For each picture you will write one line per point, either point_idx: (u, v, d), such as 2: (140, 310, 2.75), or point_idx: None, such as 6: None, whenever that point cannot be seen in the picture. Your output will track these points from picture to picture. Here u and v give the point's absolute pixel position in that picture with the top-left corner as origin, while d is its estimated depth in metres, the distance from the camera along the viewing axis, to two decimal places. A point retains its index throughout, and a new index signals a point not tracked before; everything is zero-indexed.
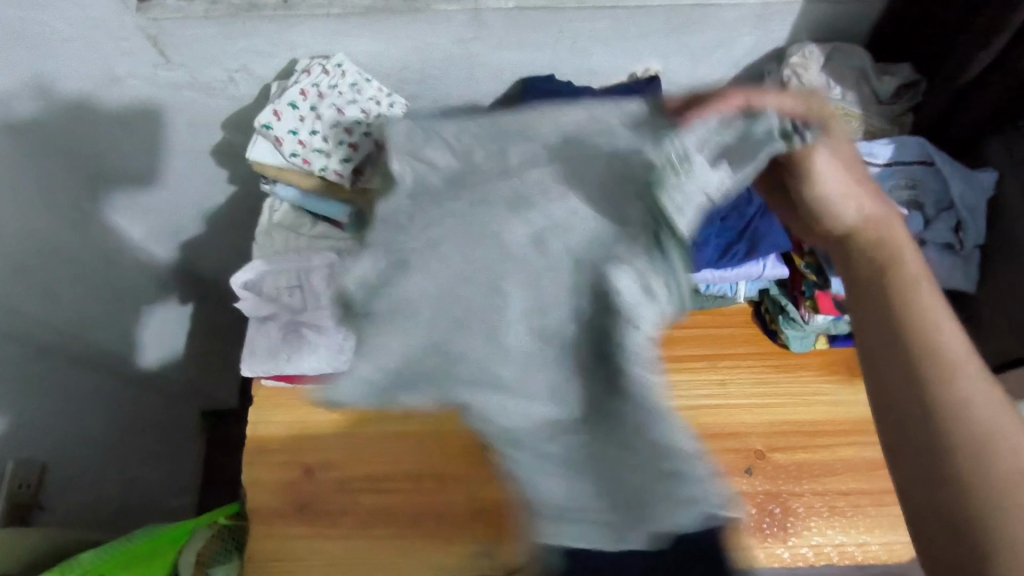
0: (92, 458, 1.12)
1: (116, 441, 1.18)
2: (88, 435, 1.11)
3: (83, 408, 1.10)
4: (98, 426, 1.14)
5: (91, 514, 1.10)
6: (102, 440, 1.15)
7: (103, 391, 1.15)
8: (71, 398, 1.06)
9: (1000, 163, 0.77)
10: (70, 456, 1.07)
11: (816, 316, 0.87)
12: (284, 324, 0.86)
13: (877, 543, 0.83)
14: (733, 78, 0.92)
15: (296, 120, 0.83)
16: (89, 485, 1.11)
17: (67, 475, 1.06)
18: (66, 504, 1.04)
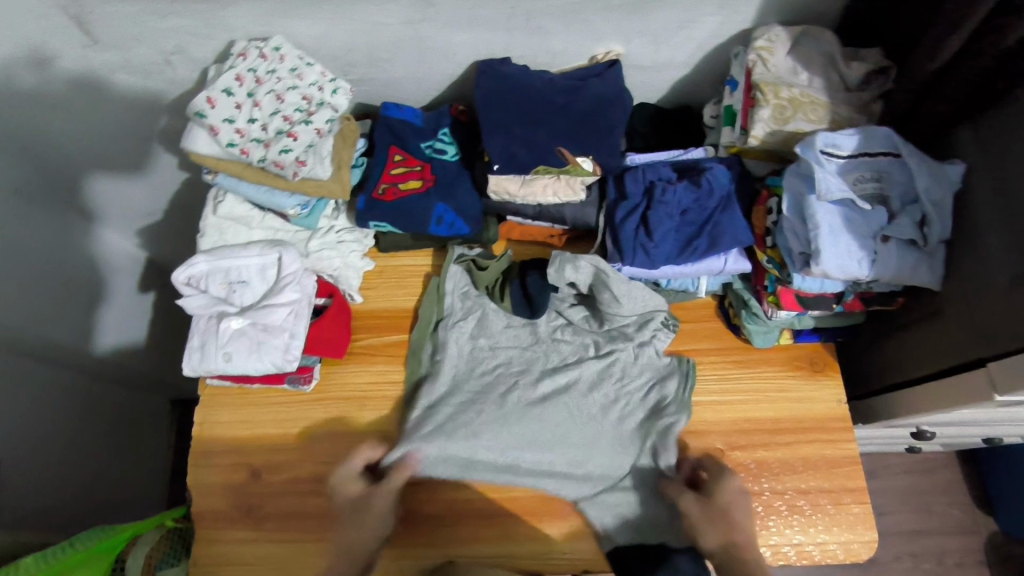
0: (52, 454, 1.09)
1: (76, 434, 1.16)
2: (46, 430, 1.08)
3: (37, 400, 1.07)
4: (56, 419, 1.11)
5: (54, 510, 1.08)
6: (60, 433, 1.12)
7: (60, 385, 1.12)
8: (22, 393, 1.03)
9: (969, 154, 0.74)
10: (27, 453, 1.04)
11: (779, 311, 0.84)
12: (225, 321, 0.81)
13: (836, 543, 0.82)
14: (698, 61, 0.88)
15: (232, 108, 0.77)
16: (51, 482, 1.08)
17: (25, 473, 1.03)
18: (25, 502, 1.02)
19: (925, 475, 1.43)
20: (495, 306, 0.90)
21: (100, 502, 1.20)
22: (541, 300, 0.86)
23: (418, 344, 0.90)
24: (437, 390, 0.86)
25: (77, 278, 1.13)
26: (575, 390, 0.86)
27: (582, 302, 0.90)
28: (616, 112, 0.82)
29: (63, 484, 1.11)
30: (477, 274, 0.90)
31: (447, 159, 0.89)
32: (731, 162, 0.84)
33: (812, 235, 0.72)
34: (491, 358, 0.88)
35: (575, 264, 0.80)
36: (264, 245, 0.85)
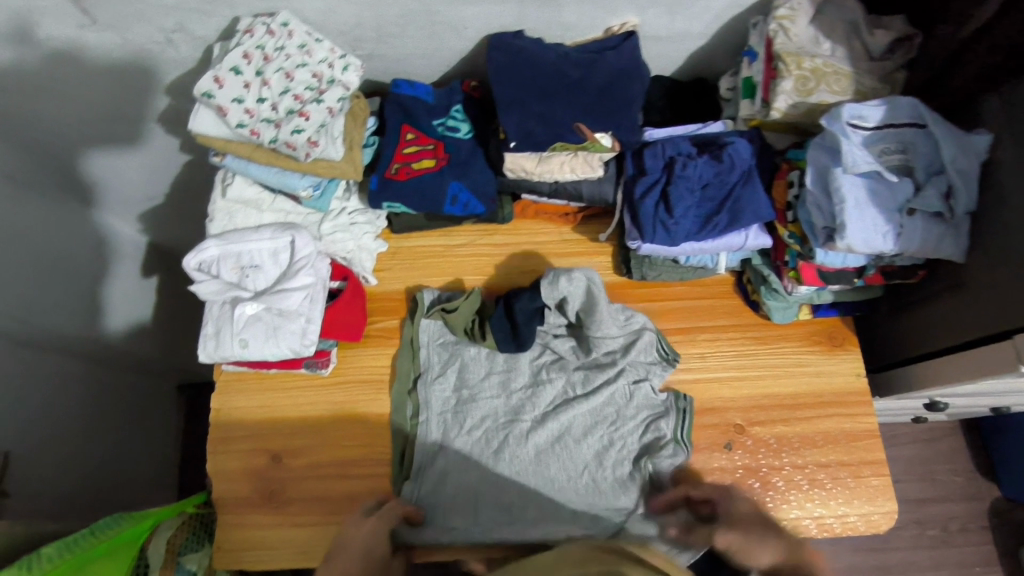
0: (63, 442, 1.08)
1: (85, 421, 1.15)
2: (55, 418, 1.07)
3: (44, 388, 1.05)
4: (64, 407, 1.10)
5: (67, 497, 1.07)
6: (69, 420, 1.11)
7: (66, 372, 1.11)
8: (29, 382, 1.02)
9: (996, 124, 0.72)
10: (37, 442, 1.03)
11: (800, 287, 0.83)
12: (239, 307, 0.80)
13: (855, 515, 0.82)
14: (715, 32, 0.86)
15: (241, 87, 0.74)
16: (62, 469, 1.08)
17: (35, 462, 1.02)
18: (37, 489, 1.01)
19: (930, 444, 1.44)
20: (473, 352, 0.87)
21: (112, 488, 1.19)
22: (528, 330, 0.83)
23: (400, 401, 0.86)
24: (425, 448, 0.83)
25: (77, 265, 1.10)
26: (569, 437, 0.84)
27: (571, 332, 0.89)
28: (634, 87, 0.81)
29: (74, 471, 1.11)
30: (448, 319, 0.86)
31: (460, 137, 0.87)
32: (752, 135, 0.82)
33: (837, 209, 0.71)
34: (476, 409, 0.85)
35: (570, 275, 0.81)
36: (276, 228, 0.83)
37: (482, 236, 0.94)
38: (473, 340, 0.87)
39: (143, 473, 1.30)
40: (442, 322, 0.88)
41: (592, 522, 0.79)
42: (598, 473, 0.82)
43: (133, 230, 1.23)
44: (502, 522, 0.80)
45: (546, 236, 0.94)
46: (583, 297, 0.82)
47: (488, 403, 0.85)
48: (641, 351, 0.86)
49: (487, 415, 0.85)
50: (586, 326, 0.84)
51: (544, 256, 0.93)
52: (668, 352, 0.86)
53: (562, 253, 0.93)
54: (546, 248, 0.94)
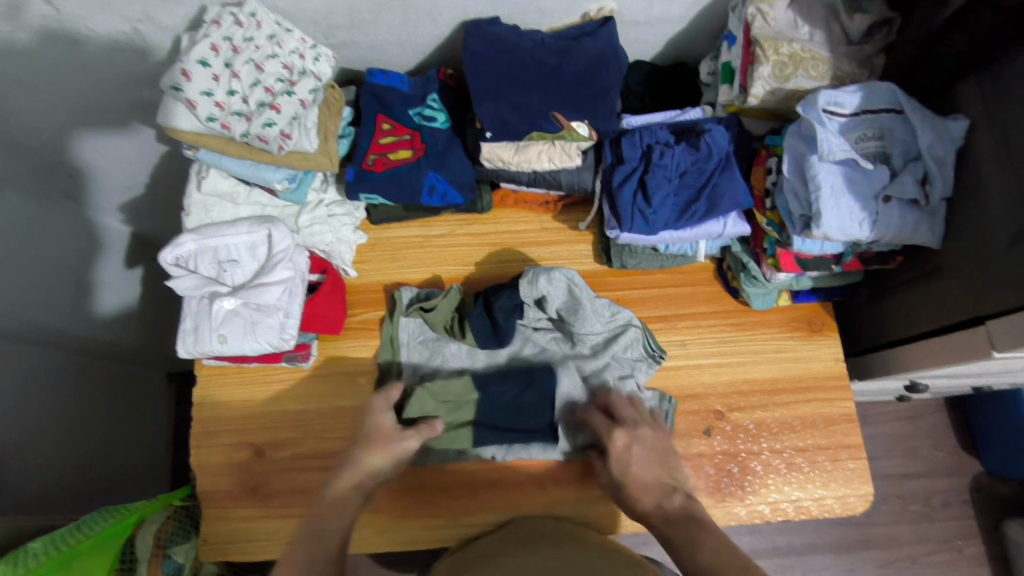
0: (55, 434, 1.09)
1: (77, 412, 1.15)
2: (48, 410, 1.08)
3: (33, 382, 1.05)
4: (54, 399, 1.09)
5: (63, 487, 1.08)
6: (61, 413, 1.11)
7: (56, 365, 1.10)
8: (19, 376, 1.02)
9: (972, 109, 0.72)
10: (30, 436, 1.03)
11: (778, 273, 0.83)
12: (217, 303, 0.80)
13: (832, 497, 0.84)
14: (693, 16, 0.84)
15: (209, 79, 0.72)
16: (57, 462, 1.08)
17: (28, 455, 1.02)
18: (32, 482, 1.02)
19: (913, 421, 1.46)
20: (454, 348, 0.87)
21: (108, 478, 1.20)
22: (508, 326, 0.83)
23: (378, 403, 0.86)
24: None
25: (61, 259, 1.09)
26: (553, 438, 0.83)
27: (554, 325, 0.88)
28: (610, 74, 0.79)
29: (69, 462, 1.11)
30: (428, 317, 0.86)
31: (437, 126, 0.86)
32: (730, 122, 0.82)
33: (813, 196, 0.70)
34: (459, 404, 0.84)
35: (550, 275, 0.81)
36: (253, 222, 0.82)
37: (462, 227, 0.94)
38: (453, 338, 0.87)
39: (138, 462, 1.31)
40: (421, 320, 0.88)
41: (577, 506, 0.83)
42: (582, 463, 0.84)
43: (114, 220, 1.22)
44: (489, 514, 0.82)
45: (526, 225, 0.93)
46: (565, 294, 0.82)
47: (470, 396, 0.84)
48: (625, 347, 0.85)
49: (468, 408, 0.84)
50: (570, 322, 0.85)
51: (524, 245, 0.93)
52: (654, 349, 0.86)
53: (543, 242, 0.93)
54: (526, 237, 0.93)
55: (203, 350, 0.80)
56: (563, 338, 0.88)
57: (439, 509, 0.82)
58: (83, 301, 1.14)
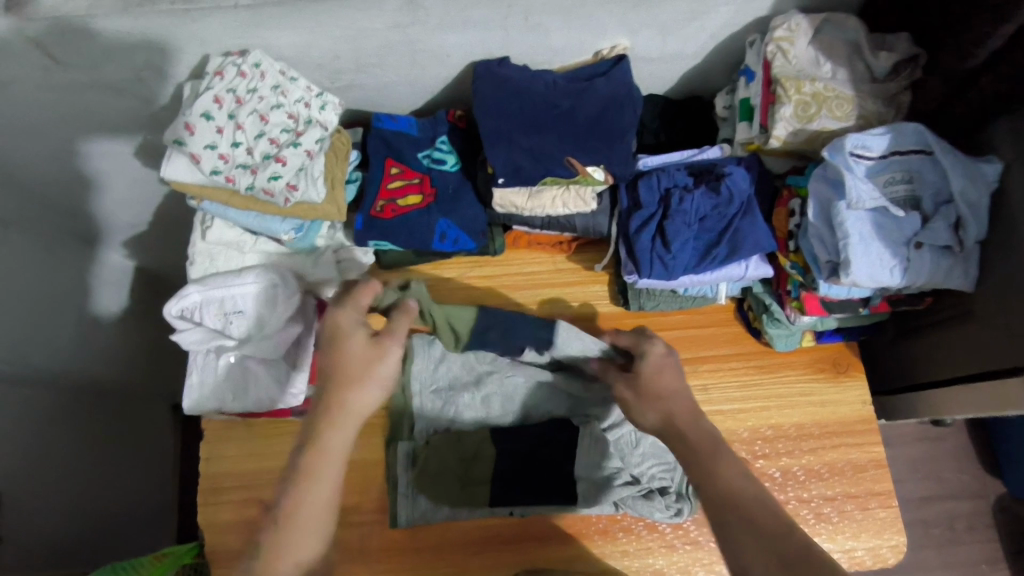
0: (66, 481, 1.07)
1: (88, 456, 1.13)
2: (59, 456, 1.05)
3: (44, 428, 1.03)
4: (64, 444, 1.07)
5: (74, 535, 1.06)
6: (71, 458, 1.09)
7: (66, 409, 1.08)
8: (29, 424, 1.00)
9: (1006, 150, 0.69)
10: (41, 485, 1.01)
11: (803, 316, 0.80)
12: (225, 360, 0.80)
13: (863, 549, 0.81)
14: (710, 51, 0.82)
15: (213, 133, 0.71)
16: (69, 509, 1.06)
17: (40, 505, 1.00)
18: (43, 532, 1.00)
19: (934, 443, 1.43)
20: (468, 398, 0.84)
21: (120, 521, 1.18)
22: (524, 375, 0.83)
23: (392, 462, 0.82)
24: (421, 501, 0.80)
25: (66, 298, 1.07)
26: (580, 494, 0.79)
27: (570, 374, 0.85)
28: (626, 115, 0.77)
29: (80, 509, 1.09)
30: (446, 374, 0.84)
31: (447, 169, 0.83)
32: (750, 162, 0.79)
33: (842, 244, 0.67)
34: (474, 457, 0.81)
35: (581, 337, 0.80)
36: (259, 272, 0.80)
37: (474, 268, 0.91)
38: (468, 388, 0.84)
39: (149, 501, 1.29)
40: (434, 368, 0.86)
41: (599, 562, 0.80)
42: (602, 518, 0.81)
43: (118, 256, 1.20)
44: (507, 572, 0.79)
45: (539, 265, 0.91)
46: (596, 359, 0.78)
47: (485, 448, 0.81)
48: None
49: (482, 463, 0.81)
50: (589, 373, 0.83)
51: (539, 288, 0.90)
52: None
53: (558, 284, 0.90)
54: (540, 278, 0.91)
55: (211, 405, 0.79)
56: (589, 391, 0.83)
57: (455, 566, 0.80)
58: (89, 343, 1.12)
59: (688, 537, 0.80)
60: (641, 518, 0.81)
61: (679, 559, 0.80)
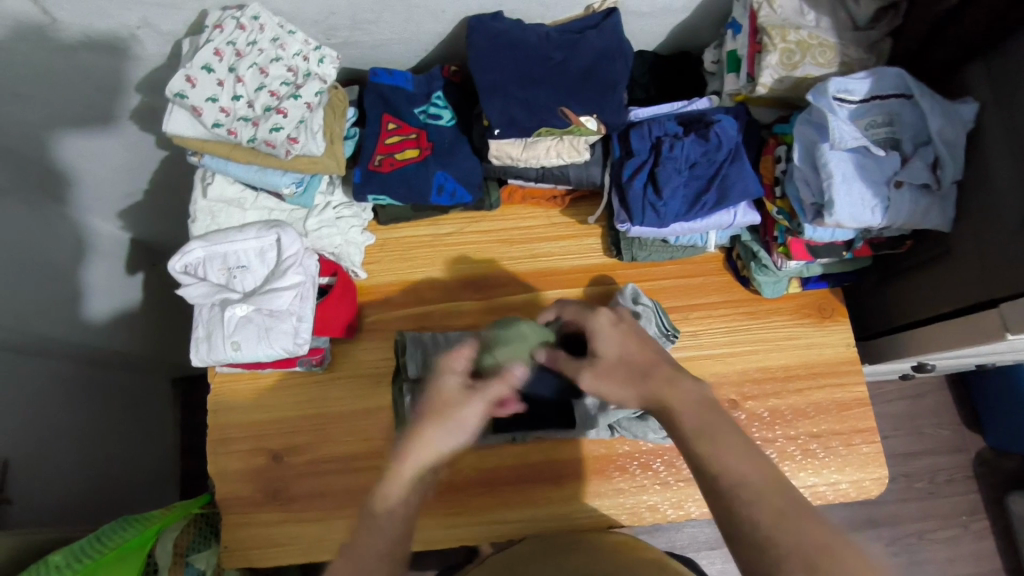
0: (68, 444, 1.08)
1: (89, 421, 1.14)
2: (62, 420, 1.07)
3: (46, 393, 1.04)
4: (66, 408, 1.08)
5: (81, 497, 1.08)
6: (72, 423, 1.10)
7: (66, 374, 1.09)
8: (29, 389, 1.00)
9: (981, 92, 0.72)
10: (45, 448, 1.02)
11: (789, 262, 0.84)
12: (230, 309, 0.79)
13: (847, 482, 0.85)
14: (698, 5, 0.84)
15: (214, 86, 0.72)
16: (73, 473, 1.08)
17: (45, 467, 1.02)
18: (49, 496, 1.01)
19: (917, 400, 1.47)
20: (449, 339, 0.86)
21: (125, 485, 1.20)
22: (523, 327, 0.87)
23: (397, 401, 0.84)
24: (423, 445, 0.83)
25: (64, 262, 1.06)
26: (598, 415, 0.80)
27: None
28: (618, 67, 0.79)
29: (84, 472, 1.11)
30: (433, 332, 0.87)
31: (443, 124, 0.85)
32: (738, 112, 0.81)
33: (825, 184, 0.70)
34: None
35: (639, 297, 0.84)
36: (261, 227, 0.82)
37: (470, 225, 0.93)
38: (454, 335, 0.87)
39: (151, 466, 1.30)
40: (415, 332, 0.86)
41: (599, 500, 0.83)
42: (598, 460, 0.84)
43: (112, 227, 1.20)
44: (506, 512, 0.83)
45: (534, 219, 0.93)
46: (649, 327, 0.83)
47: None
48: None
49: None
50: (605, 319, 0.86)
51: (534, 243, 0.93)
52: (668, 327, 0.85)
53: (554, 238, 0.93)
54: (534, 232, 0.93)
55: (218, 356, 0.79)
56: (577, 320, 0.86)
57: (458, 506, 0.83)
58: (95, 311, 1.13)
59: (680, 475, 0.84)
60: (636, 458, 0.84)
61: (673, 496, 0.83)
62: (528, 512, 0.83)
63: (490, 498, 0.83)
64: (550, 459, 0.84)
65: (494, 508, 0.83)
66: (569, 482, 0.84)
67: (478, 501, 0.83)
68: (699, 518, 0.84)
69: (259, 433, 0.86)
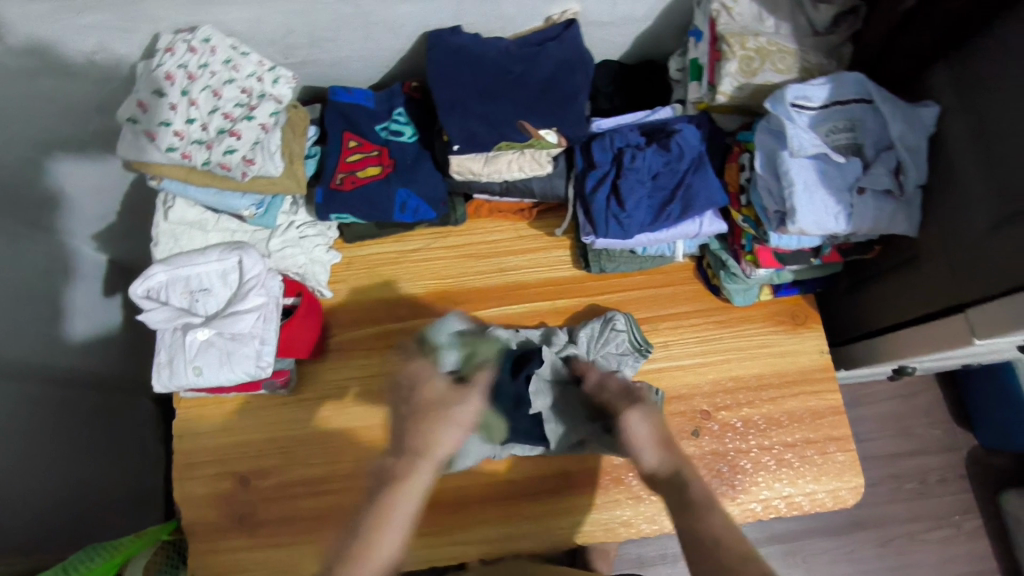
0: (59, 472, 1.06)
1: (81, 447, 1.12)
2: (53, 448, 1.05)
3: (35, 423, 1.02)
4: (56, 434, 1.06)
5: (74, 525, 1.06)
6: (64, 451, 1.08)
7: (57, 400, 1.07)
8: (18, 420, 0.99)
9: (942, 96, 0.71)
10: (36, 478, 1.00)
11: (757, 270, 0.83)
12: (192, 333, 0.78)
13: (823, 491, 0.84)
14: (660, 13, 0.83)
15: (166, 110, 0.72)
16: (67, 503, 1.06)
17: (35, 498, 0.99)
18: (43, 529, 0.99)
19: (907, 400, 1.46)
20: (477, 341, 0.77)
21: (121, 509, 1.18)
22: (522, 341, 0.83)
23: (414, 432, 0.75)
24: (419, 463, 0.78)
25: (53, 291, 1.07)
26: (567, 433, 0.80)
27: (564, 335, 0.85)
28: (578, 78, 0.78)
29: (81, 500, 1.09)
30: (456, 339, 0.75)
31: (405, 140, 0.84)
32: (700, 121, 0.81)
33: (787, 192, 0.69)
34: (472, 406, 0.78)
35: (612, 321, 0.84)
36: (223, 249, 0.81)
37: (438, 240, 0.92)
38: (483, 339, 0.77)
39: None
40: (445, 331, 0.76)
41: (571, 517, 0.82)
42: (571, 476, 0.83)
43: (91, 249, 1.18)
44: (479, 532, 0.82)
45: (503, 231, 0.93)
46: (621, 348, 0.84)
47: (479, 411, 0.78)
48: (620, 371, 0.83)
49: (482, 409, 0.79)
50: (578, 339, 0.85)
51: (503, 255, 0.92)
52: (640, 343, 0.85)
53: (522, 250, 0.92)
54: (503, 245, 0.92)
55: (181, 382, 0.78)
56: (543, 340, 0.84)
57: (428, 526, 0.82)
58: (74, 339, 1.11)
59: None
60: (608, 472, 0.83)
61: (646, 510, 0.83)
62: (501, 529, 0.82)
63: (461, 517, 0.82)
64: (522, 476, 0.83)
65: (466, 528, 0.82)
66: (542, 499, 0.83)
67: (449, 520, 0.82)
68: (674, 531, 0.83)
69: (227, 456, 0.85)
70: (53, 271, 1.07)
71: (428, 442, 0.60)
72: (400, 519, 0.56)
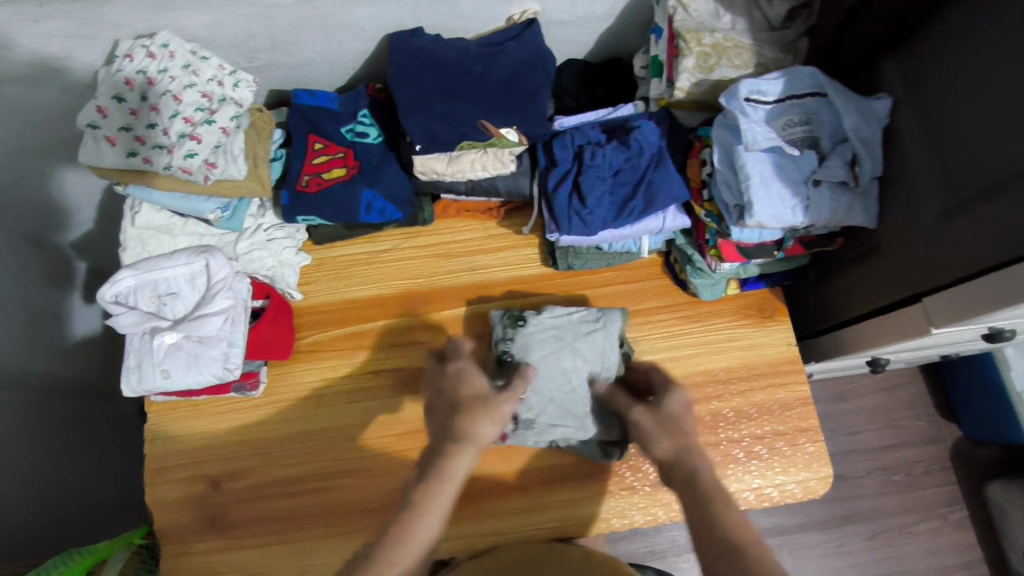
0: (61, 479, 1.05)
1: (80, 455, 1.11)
2: (51, 458, 1.05)
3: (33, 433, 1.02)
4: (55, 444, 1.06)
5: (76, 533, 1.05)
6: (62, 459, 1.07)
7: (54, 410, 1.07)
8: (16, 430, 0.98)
9: (894, 87, 0.72)
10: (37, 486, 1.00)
11: (722, 264, 0.83)
12: (158, 337, 0.79)
13: (793, 483, 0.85)
14: (620, 12, 0.84)
15: (126, 115, 0.72)
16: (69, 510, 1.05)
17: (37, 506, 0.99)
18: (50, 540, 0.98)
19: (891, 393, 1.46)
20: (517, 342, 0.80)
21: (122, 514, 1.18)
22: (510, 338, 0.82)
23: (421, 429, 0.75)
24: None
25: (48, 299, 1.06)
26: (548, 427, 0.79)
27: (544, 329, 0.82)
28: (538, 77, 0.79)
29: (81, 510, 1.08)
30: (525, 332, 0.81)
31: (370, 142, 0.85)
32: (660, 117, 0.81)
33: (743, 186, 0.70)
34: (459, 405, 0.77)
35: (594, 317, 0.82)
36: (191, 253, 0.81)
37: (407, 240, 0.93)
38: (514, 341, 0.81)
39: None
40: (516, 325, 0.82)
41: (541, 512, 0.83)
42: (541, 472, 0.84)
43: None
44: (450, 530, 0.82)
45: (472, 230, 0.93)
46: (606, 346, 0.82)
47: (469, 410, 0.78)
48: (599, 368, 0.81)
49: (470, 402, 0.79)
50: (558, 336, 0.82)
51: (472, 254, 0.92)
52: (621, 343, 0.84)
53: (491, 249, 0.93)
54: (473, 245, 0.93)
55: (148, 386, 0.79)
56: (501, 351, 0.81)
57: None
58: (71, 345, 1.11)
59: (624, 483, 0.84)
60: (578, 468, 0.84)
61: (617, 504, 0.83)
62: (472, 526, 0.82)
63: None
64: (493, 473, 0.84)
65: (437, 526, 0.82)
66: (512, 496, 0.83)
67: None
68: (644, 525, 0.83)
69: (198, 459, 0.85)
70: (52, 280, 1.07)
71: (471, 428, 0.65)
72: (447, 488, 0.60)
